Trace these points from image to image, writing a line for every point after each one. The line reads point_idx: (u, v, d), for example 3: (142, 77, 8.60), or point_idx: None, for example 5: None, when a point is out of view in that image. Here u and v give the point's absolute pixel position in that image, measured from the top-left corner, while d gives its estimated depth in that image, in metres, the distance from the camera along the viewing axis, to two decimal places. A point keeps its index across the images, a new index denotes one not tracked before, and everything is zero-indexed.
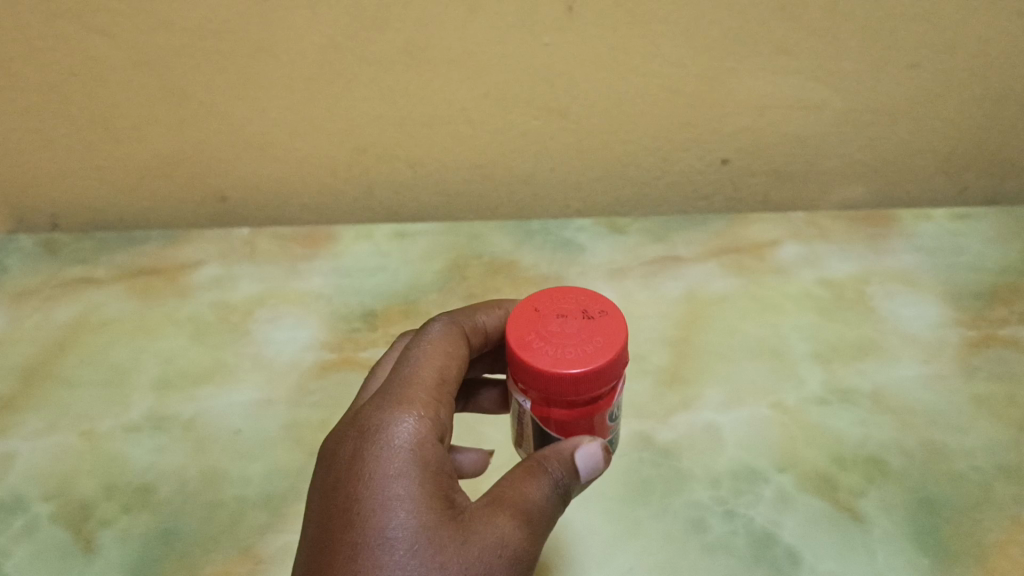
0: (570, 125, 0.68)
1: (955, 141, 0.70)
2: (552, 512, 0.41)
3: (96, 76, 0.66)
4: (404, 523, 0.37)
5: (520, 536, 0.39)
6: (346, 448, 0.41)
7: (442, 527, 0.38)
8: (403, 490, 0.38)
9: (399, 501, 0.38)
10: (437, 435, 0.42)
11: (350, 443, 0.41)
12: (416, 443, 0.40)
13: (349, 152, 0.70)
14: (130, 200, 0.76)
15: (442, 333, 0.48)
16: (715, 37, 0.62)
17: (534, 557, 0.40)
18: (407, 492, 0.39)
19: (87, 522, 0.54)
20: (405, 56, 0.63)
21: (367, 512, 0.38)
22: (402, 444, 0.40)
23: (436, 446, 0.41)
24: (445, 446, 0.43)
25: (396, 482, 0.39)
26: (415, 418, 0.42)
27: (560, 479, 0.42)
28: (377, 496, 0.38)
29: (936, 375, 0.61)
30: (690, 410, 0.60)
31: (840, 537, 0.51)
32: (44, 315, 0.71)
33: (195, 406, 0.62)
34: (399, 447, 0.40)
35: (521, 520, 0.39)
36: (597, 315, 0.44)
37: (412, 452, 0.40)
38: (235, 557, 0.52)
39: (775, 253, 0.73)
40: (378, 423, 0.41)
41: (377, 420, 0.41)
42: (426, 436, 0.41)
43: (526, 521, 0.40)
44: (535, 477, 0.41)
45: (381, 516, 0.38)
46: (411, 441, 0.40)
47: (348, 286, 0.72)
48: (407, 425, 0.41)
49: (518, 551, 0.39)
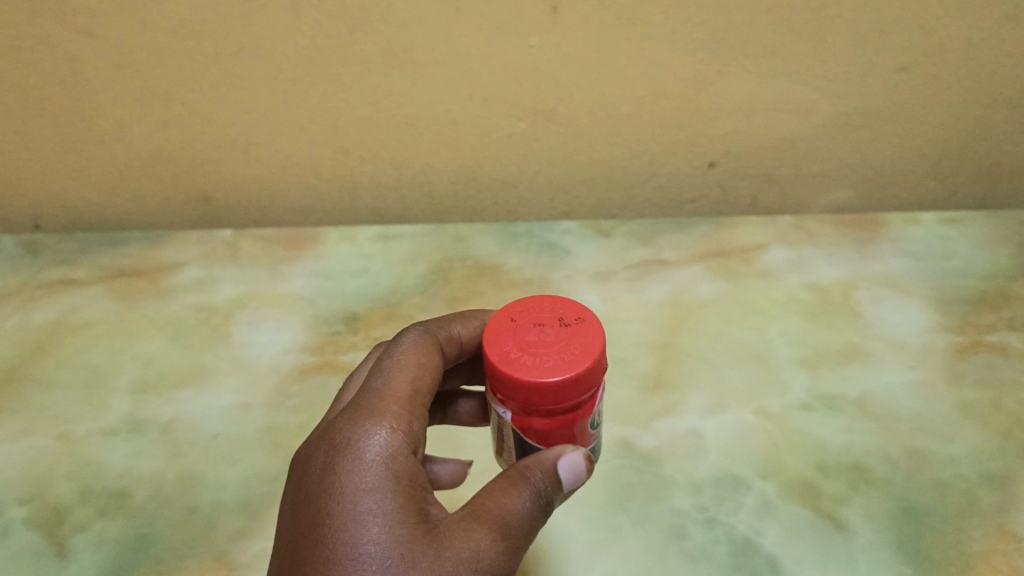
0: (556, 127, 0.67)
1: (945, 145, 0.70)
2: (533, 523, 0.41)
3: (77, 76, 0.65)
4: (376, 538, 0.37)
5: (497, 550, 0.38)
6: (317, 461, 0.40)
7: (416, 542, 0.37)
8: (375, 505, 0.38)
9: (372, 516, 0.38)
10: (410, 447, 0.41)
11: (321, 456, 0.40)
12: (389, 455, 0.40)
13: (333, 154, 0.70)
14: (113, 201, 0.75)
15: (415, 343, 0.47)
16: (701, 39, 0.61)
17: (512, 570, 0.39)
18: (379, 507, 0.38)
19: (61, 527, 0.54)
20: (389, 58, 0.63)
21: (339, 527, 0.37)
22: (374, 458, 0.40)
23: (408, 459, 0.41)
24: (419, 458, 0.42)
25: (368, 496, 0.38)
26: (388, 430, 0.41)
27: (542, 489, 0.41)
28: (348, 511, 0.38)
29: (922, 381, 0.61)
30: (673, 416, 0.59)
31: (823, 546, 0.51)
32: (24, 316, 0.71)
33: (173, 409, 0.62)
34: (370, 461, 0.39)
35: (498, 533, 0.39)
36: (574, 323, 0.43)
37: (384, 465, 0.39)
38: (209, 562, 0.51)
39: (761, 257, 0.72)
40: (350, 435, 0.41)
41: (348, 433, 0.41)
42: (399, 449, 0.40)
43: (504, 534, 0.39)
44: (516, 488, 0.40)
45: (352, 531, 0.37)
46: (384, 454, 0.40)
47: (331, 288, 0.72)
48: (379, 438, 0.41)
49: (494, 565, 0.38)
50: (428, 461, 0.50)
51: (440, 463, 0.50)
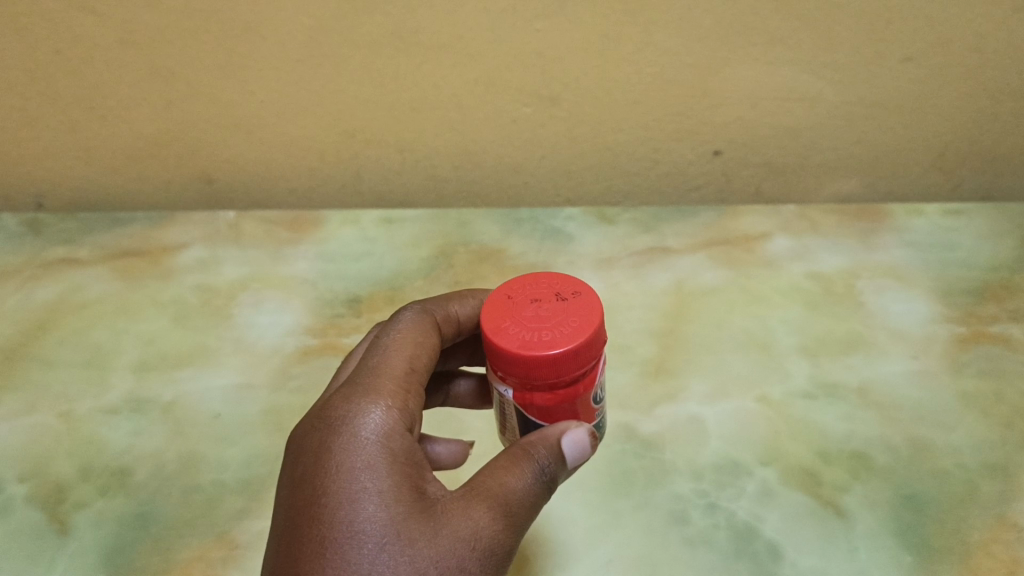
0: (561, 113, 0.67)
1: (950, 136, 0.70)
2: (536, 500, 0.41)
3: (81, 54, 0.65)
4: (373, 517, 0.37)
5: (496, 528, 0.38)
6: (312, 440, 0.40)
7: (413, 521, 0.37)
8: (371, 483, 0.38)
9: (368, 493, 0.38)
10: (406, 425, 0.41)
11: (316, 434, 0.40)
12: (385, 434, 0.40)
13: (335, 137, 0.70)
14: (115, 181, 0.75)
15: (412, 322, 0.47)
16: (708, 26, 0.61)
17: (512, 547, 0.39)
18: (375, 484, 0.38)
19: (61, 505, 0.54)
20: (394, 40, 0.62)
21: (335, 505, 0.37)
22: (370, 436, 0.40)
23: (405, 436, 0.40)
24: (416, 436, 0.42)
25: (364, 474, 0.38)
26: (384, 408, 0.41)
27: (546, 466, 0.41)
28: (345, 489, 0.38)
29: (923, 371, 0.61)
30: (674, 402, 0.59)
31: (823, 533, 0.51)
32: (27, 295, 0.71)
33: (174, 389, 0.62)
34: (367, 438, 0.39)
35: (497, 510, 0.39)
36: (571, 297, 0.43)
37: (380, 443, 0.39)
38: (210, 542, 0.51)
39: (765, 245, 0.72)
40: (346, 413, 0.41)
41: (345, 411, 0.41)
42: (394, 427, 0.40)
43: (503, 512, 0.39)
44: (518, 465, 0.40)
45: (349, 509, 0.37)
46: (379, 432, 0.40)
47: (333, 271, 0.72)
48: (374, 417, 0.40)
49: (493, 543, 0.38)
50: (429, 441, 0.50)
51: (439, 443, 0.50)
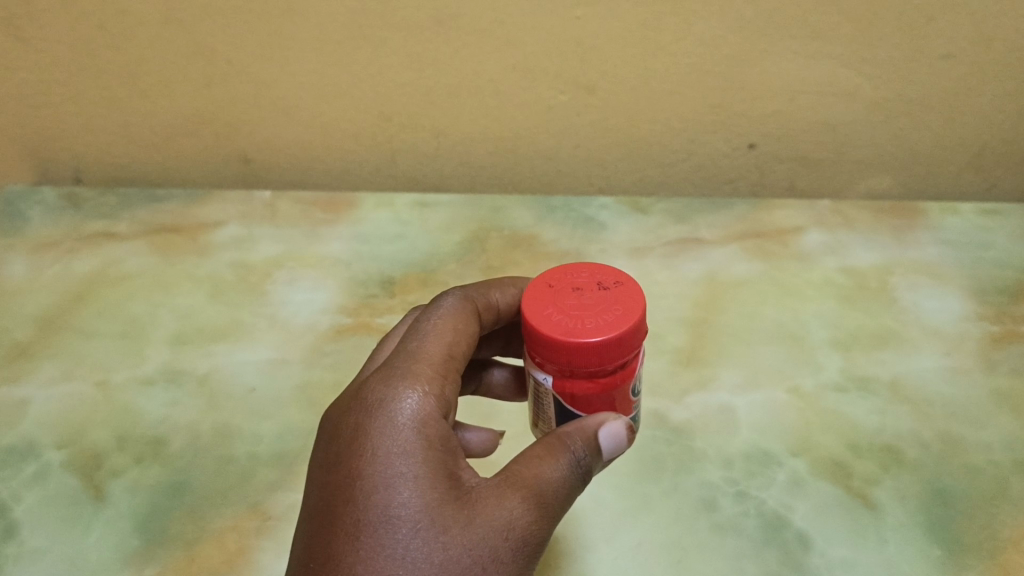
0: (597, 102, 0.68)
1: (986, 134, 0.69)
2: (570, 491, 0.41)
3: (125, 31, 0.66)
4: (407, 502, 0.37)
5: (530, 519, 0.38)
6: (348, 423, 0.41)
7: (447, 508, 0.37)
8: (406, 468, 0.38)
9: (403, 478, 0.38)
10: (442, 412, 0.41)
11: (353, 417, 0.41)
12: (422, 420, 0.40)
13: (373, 119, 0.70)
14: (154, 157, 0.76)
15: (453, 307, 0.47)
16: (749, 17, 0.61)
17: (545, 538, 0.39)
18: (411, 470, 0.38)
19: (98, 471, 0.54)
20: (434, 24, 0.63)
21: (369, 489, 0.38)
22: (406, 421, 0.40)
23: (440, 423, 0.40)
24: (451, 423, 0.42)
25: (400, 460, 0.38)
26: (420, 394, 0.41)
27: (581, 458, 0.41)
28: (380, 472, 0.38)
29: (956, 367, 0.61)
30: (706, 391, 0.60)
31: (853, 524, 0.51)
32: (65, 267, 0.72)
33: (210, 362, 0.62)
34: (403, 424, 0.40)
35: (532, 501, 0.39)
36: (612, 286, 0.44)
37: (416, 430, 0.39)
38: (244, 512, 0.51)
39: (799, 239, 0.72)
40: (382, 397, 0.41)
41: (381, 395, 0.41)
42: (431, 414, 0.40)
43: (538, 503, 0.39)
44: (554, 455, 0.41)
45: (384, 493, 0.37)
46: (416, 418, 0.40)
47: (367, 252, 0.72)
48: (411, 402, 0.41)
49: (526, 533, 0.38)
50: (461, 427, 0.50)
51: (471, 431, 0.50)
